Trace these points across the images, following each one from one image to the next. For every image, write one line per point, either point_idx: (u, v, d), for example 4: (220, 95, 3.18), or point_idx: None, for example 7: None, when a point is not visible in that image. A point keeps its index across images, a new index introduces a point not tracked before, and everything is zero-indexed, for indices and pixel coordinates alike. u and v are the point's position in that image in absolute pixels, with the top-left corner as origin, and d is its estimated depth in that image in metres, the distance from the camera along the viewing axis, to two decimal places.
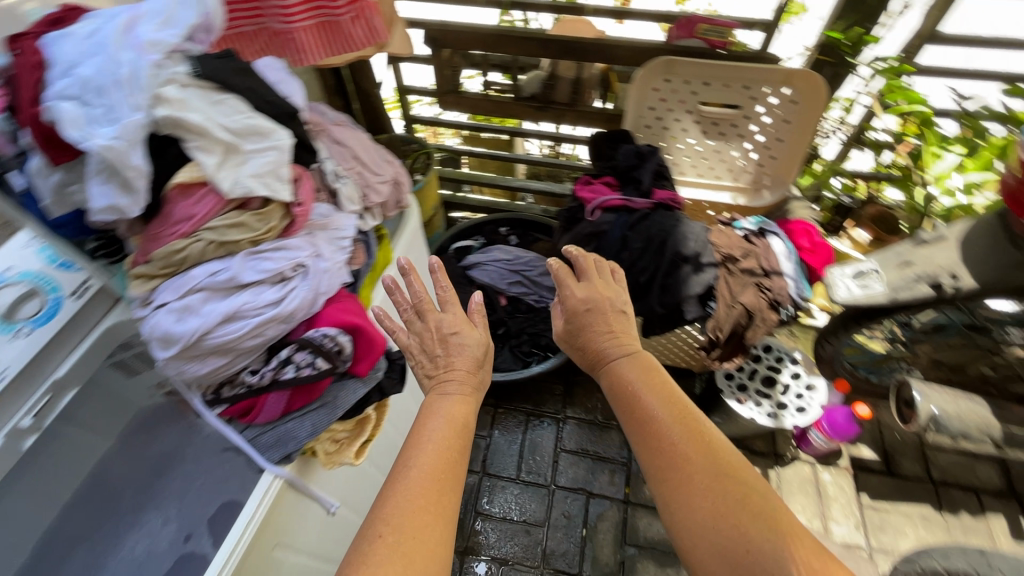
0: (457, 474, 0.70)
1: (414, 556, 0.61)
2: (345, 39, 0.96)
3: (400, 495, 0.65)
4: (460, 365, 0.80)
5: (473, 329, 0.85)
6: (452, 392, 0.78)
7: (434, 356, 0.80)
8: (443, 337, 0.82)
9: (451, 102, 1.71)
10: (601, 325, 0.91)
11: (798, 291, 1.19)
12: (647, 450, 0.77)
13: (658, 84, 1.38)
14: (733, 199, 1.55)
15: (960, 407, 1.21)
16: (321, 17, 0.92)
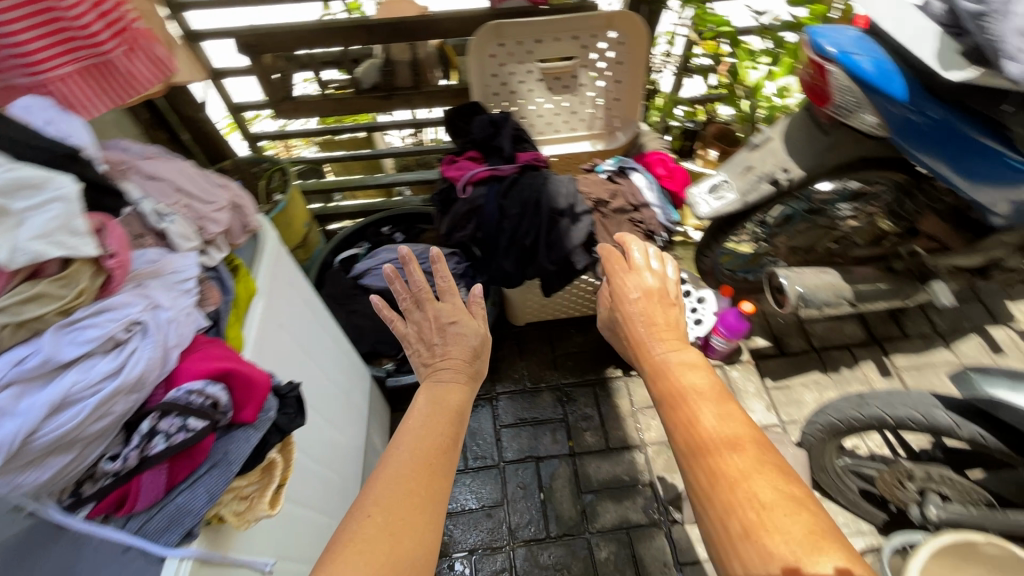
0: (447, 458, 0.76)
1: (400, 530, 0.65)
2: (129, 78, 0.89)
3: (390, 477, 0.71)
4: (456, 353, 0.92)
5: (470, 316, 0.99)
6: (446, 379, 0.89)
7: (432, 346, 0.94)
8: (441, 325, 0.95)
9: (290, 110, 1.58)
10: (644, 316, 0.89)
11: (667, 216, 1.28)
12: (685, 446, 0.71)
13: (494, 50, 1.38)
14: (592, 146, 1.60)
15: (816, 281, 1.38)
16: (92, 60, 0.82)
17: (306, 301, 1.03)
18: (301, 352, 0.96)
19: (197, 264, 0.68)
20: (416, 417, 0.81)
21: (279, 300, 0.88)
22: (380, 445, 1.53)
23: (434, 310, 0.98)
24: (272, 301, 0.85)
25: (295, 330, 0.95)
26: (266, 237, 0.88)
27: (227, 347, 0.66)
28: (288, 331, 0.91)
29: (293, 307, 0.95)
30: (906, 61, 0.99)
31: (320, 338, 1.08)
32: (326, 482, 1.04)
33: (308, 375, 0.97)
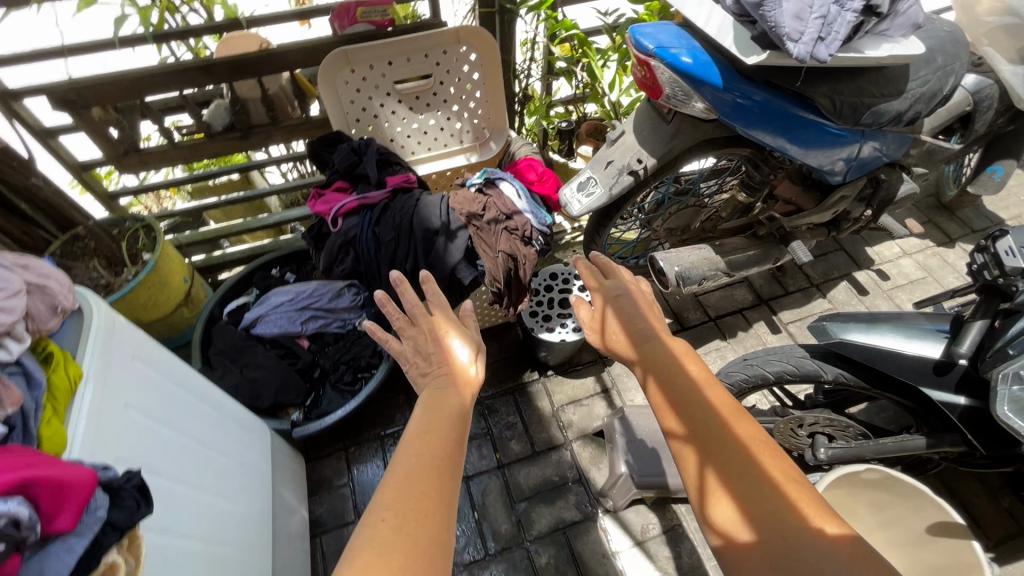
0: (455, 459, 0.75)
1: (417, 528, 0.65)
2: None
3: (400, 481, 0.69)
4: (455, 361, 0.93)
5: (462, 329, 1.00)
6: (443, 384, 0.88)
7: (430, 355, 0.95)
8: (436, 335, 0.97)
9: (135, 162, 1.46)
10: (629, 316, 0.87)
11: (540, 220, 1.31)
12: (680, 437, 0.69)
13: (347, 75, 1.34)
14: (468, 159, 1.61)
15: (692, 259, 1.46)
16: None
17: (166, 369, 0.95)
18: (160, 428, 0.88)
19: None
20: (418, 424, 0.79)
21: (119, 377, 0.80)
22: (296, 501, 1.44)
23: (428, 324, 1.00)
24: (108, 381, 0.77)
25: (148, 406, 0.86)
26: (92, 311, 0.80)
27: (31, 452, 0.58)
28: (137, 409, 0.83)
29: (143, 380, 0.87)
30: (718, 50, 1.08)
31: (191, 407, 1.00)
32: (217, 559, 0.96)
33: (169, 451, 0.88)
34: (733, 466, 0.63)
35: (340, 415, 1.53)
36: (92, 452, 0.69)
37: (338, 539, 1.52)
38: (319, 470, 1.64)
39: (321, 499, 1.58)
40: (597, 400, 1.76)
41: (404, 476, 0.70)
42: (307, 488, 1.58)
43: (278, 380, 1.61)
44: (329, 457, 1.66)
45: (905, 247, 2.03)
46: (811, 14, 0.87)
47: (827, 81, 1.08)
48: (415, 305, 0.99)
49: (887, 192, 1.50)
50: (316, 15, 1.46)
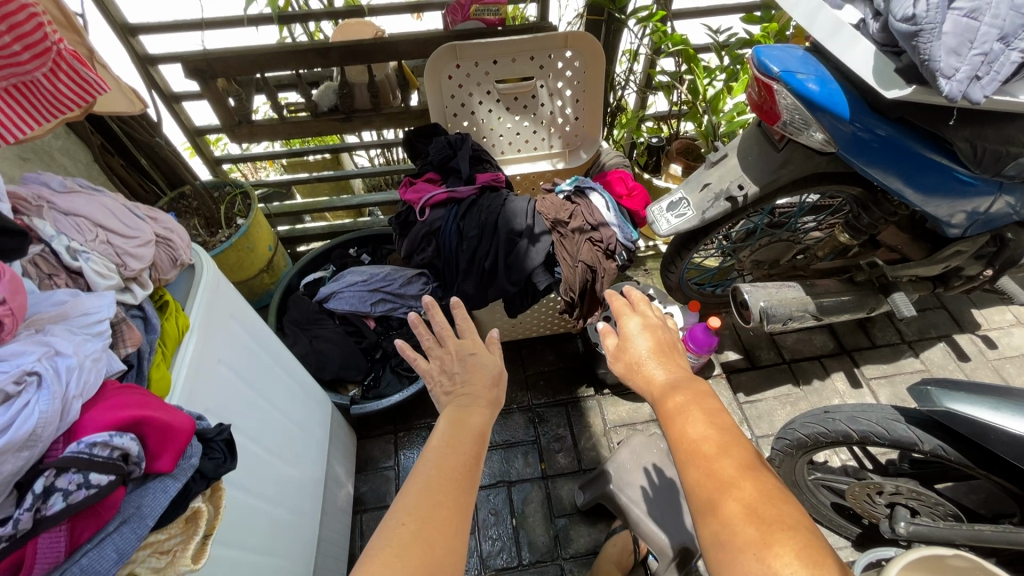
0: (474, 474, 0.77)
1: (435, 535, 0.66)
2: (49, 97, 0.79)
3: (419, 490, 0.71)
4: (474, 379, 0.96)
5: (487, 351, 1.03)
6: (466, 402, 0.91)
7: (453, 375, 0.99)
8: (461, 356, 1.01)
9: (246, 133, 1.54)
10: (655, 348, 0.85)
11: (626, 236, 1.27)
12: (714, 474, 0.63)
13: (451, 71, 1.37)
14: (555, 165, 1.60)
15: (779, 296, 1.38)
16: (9, 81, 0.73)
17: (254, 333, 1.00)
18: (242, 385, 0.92)
19: (113, 302, 0.63)
20: (440, 437, 0.81)
21: (217, 333, 0.85)
22: (344, 475, 1.48)
23: (454, 346, 1.04)
24: (209, 334, 0.82)
25: (236, 364, 0.91)
26: (203, 267, 0.85)
27: (143, 392, 0.62)
28: (228, 366, 0.88)
29: (235, 339, 0.91)
30: (849, 80, 1.01)
31: (268, 371, 1.04)
32: (275, 520, 0.99)
33: (247, 409, 0.92)
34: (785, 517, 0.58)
35: (398, 397, 1.56)
36: (188, 399, 0.73)
37: (378, 520, 1.55)
38: (369, 450, 1.68)
39: (366, 478, 1.62)
40: (652, 426, 1.70)
41: (426, 487, 0.72)
42: (355, 465, 1.62)
43: (343, 355, 1.66)
44: (379, 438, 1.70)
45: (1019, 315, 1.83)
46: (970, 49, 0.79)
47: (971, 124, 0.98)
48: (444, 329, 1.04)
49: (1013, 254, 1.34)
50: (428, 9, 1.50)
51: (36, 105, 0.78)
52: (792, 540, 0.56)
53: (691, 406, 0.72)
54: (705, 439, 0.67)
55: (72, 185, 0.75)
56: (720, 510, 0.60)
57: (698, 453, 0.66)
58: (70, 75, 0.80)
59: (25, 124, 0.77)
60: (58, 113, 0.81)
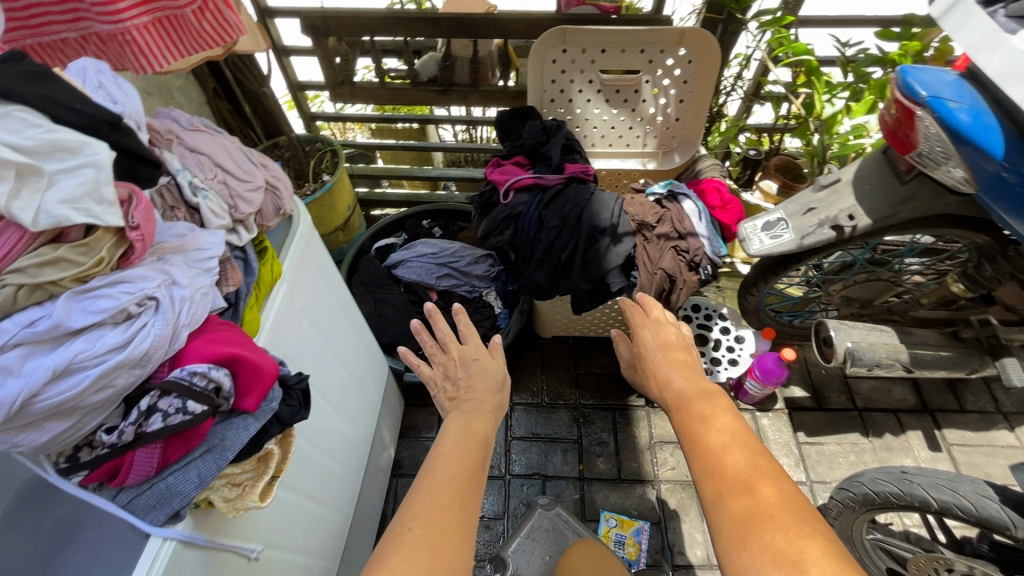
0: (476, 482, 0.81)
1: (443, 542, 0.70)
2: (194, 36, 0.85)
3: (426, 497, 0.76)
4: (476, 388, 1.23)
5: (485, 358, 1.32)
6: (468, 408, 1.17)
7: (457, 381, 1.26)
8: (464, 364, 1.28)
9: (347, 94, 1.58)
10: (665, 356, 0.96)
11: (714, 249, 1.19)
12: (707, 456, 0.73)
13: (557, 55, 1.34)
14: (645, 165, 1.54)
15: (870, 340, 1.27)
16: (160, 13, 0.79)
17: (333, 290, 1.02)
18: (317, 337, 0.95)
19: (224, 241, 0.66)
20: (446, 447, 0.87)
21: (303, 284, 0.88)
22: (389, 439, 1.51)
23: (457, 354, 1.30)
24: (296, 285, 0.84)
25: (315, 317, 0.94)
26: (300, 219, 0.87)
27: (240, 332, 0.64)
28: (308, 319, 0.90)
29: (317, 294, 0.94)
30: (1010, 114, 0.89)
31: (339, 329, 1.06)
32: (326, 471, 1.02)
33: (318, 360, 0.95)
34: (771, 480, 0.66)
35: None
36: (270, 344, 0.76)
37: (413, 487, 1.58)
38: (413, 419, 1.72)
39: (408, 444, 1.65)
40: None
41: (432, 491, 0.76)
42: (399, 430, 1.66)
43: (403, 323, 1.70)
44: (425, 409, 1.73)
45: None
46: None
47: None
48: (449, 337, 1.28)
49: None
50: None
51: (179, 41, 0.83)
52: (793, 525, 0.60)
53: (696, 410, 0.81)
54: (713, 441, 0.74)
55: (199, 124, 0.79)
56: (727, 501, 0.65)
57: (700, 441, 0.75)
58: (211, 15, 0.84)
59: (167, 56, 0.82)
60: (201, 50, 0.87)
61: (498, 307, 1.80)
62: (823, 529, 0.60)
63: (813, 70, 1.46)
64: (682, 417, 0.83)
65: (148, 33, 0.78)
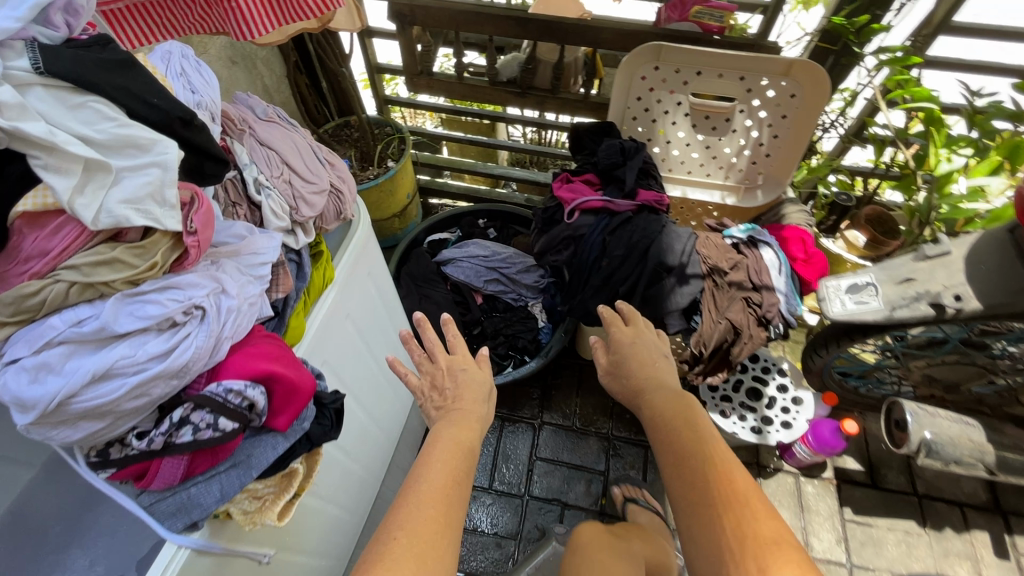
0: (462, 488, 0.78)
1: (429, 558, 0.67)
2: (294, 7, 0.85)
3: (411, 503, 0.73)
4: (465, 397, 0.96)
5: (478, 366, 1.03)
6: (455, 419, 0.91)
7: (444, 391, 0.97)
8: (452, 372, 0.99)
9: (424, 85, 1.54)
10: (635, 364, 0.94)
11: (789, 307, 1.09)
12: (677, 480, 0.74)
13: (647, 71, 1.25)
14: (723, 199, 1.44)
15: (952, 433, 1.14)
16: None
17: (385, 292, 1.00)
18: (359, 336, 0.93)
19: (280, 245, 0.63)
20: (434, 447, 0.83)
21: (355, 284, 0.86)
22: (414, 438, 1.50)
23: (445, 362, 1.01)
24: (349, 286, 0.83)
25: (361, 315, 0.92)
26: (360, 219, 0.84)
27: (283, 344, 0.62)
28: (355, 318, 0.89)
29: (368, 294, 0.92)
30: None
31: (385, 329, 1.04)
32: (351, 474, 1.01)
33: (356, 357, 0.93)
34: (735, 496, 0.67)
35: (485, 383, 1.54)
36: (312, 353, 0.73)
37: None
38: None
39: None
40: None
41: (421, 492, 0.74)
42: None
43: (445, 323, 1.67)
44: None
45: None
46: None
47: None
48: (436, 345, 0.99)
49: None
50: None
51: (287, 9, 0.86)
52: (758, 534, 0.63)
53: (663, 425, 0.82)
54: (682, 463, 0.74)
55: (274, 113, 0.77)
56: (698, 513, 0.68)
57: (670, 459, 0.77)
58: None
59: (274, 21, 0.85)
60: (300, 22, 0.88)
61: (541, 321, 1.74)
62: (777, 514, 0.66)
63: (933, 120, 1.30)
64: (654, 425, 0.83)
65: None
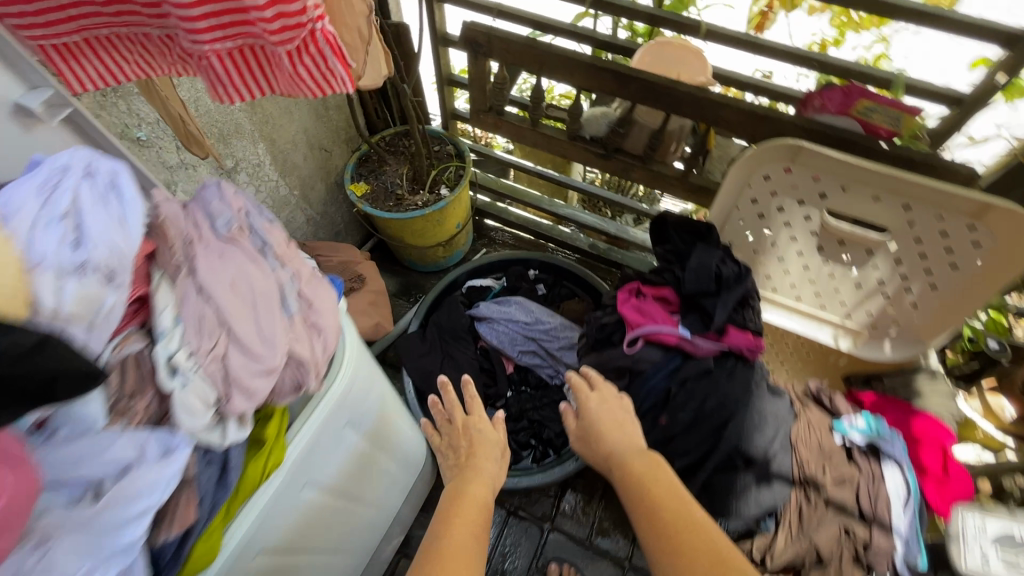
0: (478, 556, 0.92)
1: None
2: (287, 79, 0.59)
3: (438, 563, 0.87)
4: (478, 464, 1.11)
5: (489, 427, 1.20)
6: (468, 484, 1.05)
7: (460, 448, 1.16)
8: (466, 430, 1.17)
9: (491, 123, 1.29)
10: (609, 429, 0.86)
11: (907, 556, 0.78)
12: (660, 544, 0.68)
13: (773, 171, 0.95)
14: (835, 338, 1.11)
15: None
16: (247, 43, 0.54)
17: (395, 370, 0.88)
18: (372, 430, 0.80)
19: (175, 477, 0.44)
20: (446, 521, 0.95)
21: (368, 375, 0.73)
22: (403, 524, 1.31)
23: (461, 418, 1.22)
24: (360, 382, 0.70)
25: (374, 407, 0.79)
26: (342, 354, 0.66)
27: None
28: (366, 412, 0.76)
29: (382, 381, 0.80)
30: None
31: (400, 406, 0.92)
32: None
33: (362, 455, 0.80)
34: (726, 559, 0.63)
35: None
36: (227, 569, 0.56)
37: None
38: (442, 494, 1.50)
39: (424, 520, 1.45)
40: None
41: (452, 497, 1.04)
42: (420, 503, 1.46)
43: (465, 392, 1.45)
44: None
45: None
46: None
47: None
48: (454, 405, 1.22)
49: None
50: (770, 54, 1.07)
51: (275, 77, 0.59)
52: None
53: (637, 493, 0.75)
54: (668, 530, 0.69)
55: (244, 224, 0.57)
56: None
57: (654, 530, 0.70)
58: (328, 50, 0.58)
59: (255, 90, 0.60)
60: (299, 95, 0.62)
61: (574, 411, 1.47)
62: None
63: None
64: (627, 494, 0.77)
65: (231, 60, 0.56)
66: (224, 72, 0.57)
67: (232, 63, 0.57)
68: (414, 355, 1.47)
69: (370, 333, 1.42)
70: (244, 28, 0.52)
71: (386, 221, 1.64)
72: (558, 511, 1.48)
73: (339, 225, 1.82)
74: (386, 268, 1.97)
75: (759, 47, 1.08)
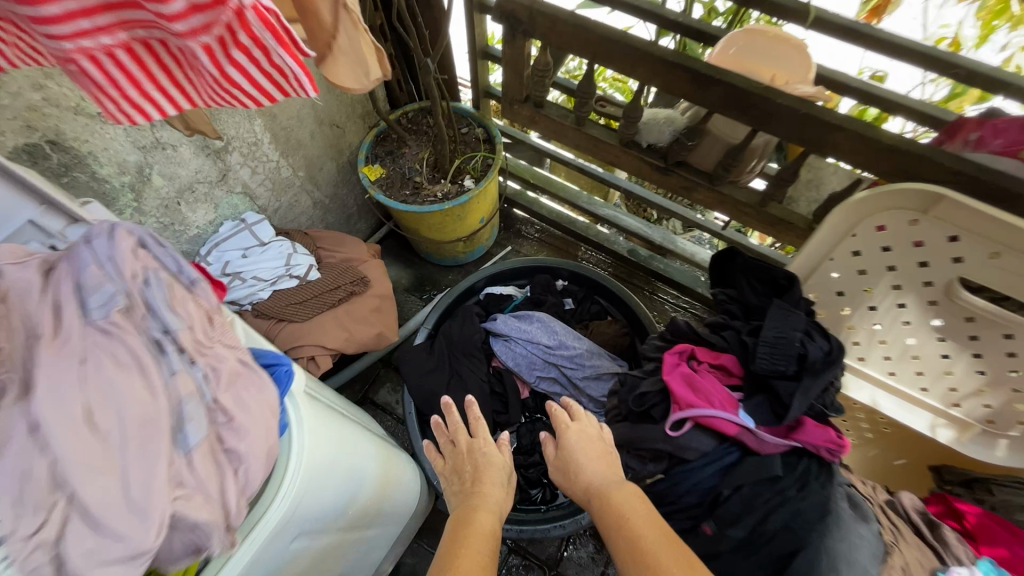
0: None
1: None
2: (209, 82, 0.47)
3: None
4: (484, 490, 0.96)
5: (498, 450, 1.06)
6: (473, 509, 0.92)
7: (464, 473, 1.01)
8: (473, 456, 1.03)
9: (527, 116, 1.07)
10: (589, 455, 0.81)
11: None
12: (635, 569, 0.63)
13: (893, 223, 0.73)
14: (931, 426, 0.88)
15: None
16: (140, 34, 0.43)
17: (322, 394, 0.79)
18: (358, 467, 0.76)
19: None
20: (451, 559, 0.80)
21: (321, 428, 0.66)
22: (387, 564, 1.17)
23: (467, 444, 1.05)
24: (318, 448, 0.64)
25: (349, 441, 0.74)
26: (285, 468, 0.59)
27: None
28: (345, 454, 0.71)
29: (332, 415, 0.72)
30: None
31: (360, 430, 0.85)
32: None
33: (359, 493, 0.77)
34: None
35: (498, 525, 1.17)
36: None
37: None
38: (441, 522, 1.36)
39: (414, 553, 1.31)
40: None
41: (461, 524, 0.89)
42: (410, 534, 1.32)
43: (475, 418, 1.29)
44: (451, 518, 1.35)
45: None
46: None
47: None
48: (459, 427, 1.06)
49: None
50: (901, 56, 0.81)
51: (194, 76, 0.49)
52: None
53: (615, 516, 0.70)
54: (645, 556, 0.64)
55: (135, 301, 0.55)
56: None
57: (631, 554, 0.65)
58: (270, 39, 0.44)
59: (174, 94, 0.49)
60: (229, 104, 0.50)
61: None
62: None
63: None
64: (601, 520, 0.73)
65: (127, 61, 0.45)
66: (114, 80, 0.44)
67: (125, 67, 0.45)
68: (419, 372, 1.29)
69: (372, 345, 1.25)
70: (135, 13, 0.42)
71: (402, 213, 1.45)
72: (568, 553, 1.33)
73: (351, 209, 1.64)
74: (401, 258, 1.79)
75: (876, 41, 0.83)
